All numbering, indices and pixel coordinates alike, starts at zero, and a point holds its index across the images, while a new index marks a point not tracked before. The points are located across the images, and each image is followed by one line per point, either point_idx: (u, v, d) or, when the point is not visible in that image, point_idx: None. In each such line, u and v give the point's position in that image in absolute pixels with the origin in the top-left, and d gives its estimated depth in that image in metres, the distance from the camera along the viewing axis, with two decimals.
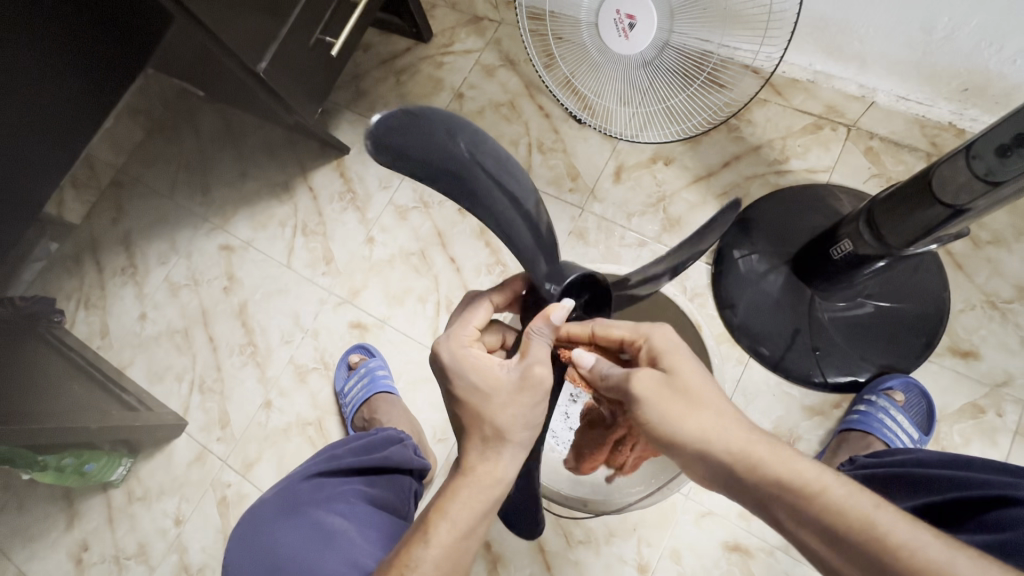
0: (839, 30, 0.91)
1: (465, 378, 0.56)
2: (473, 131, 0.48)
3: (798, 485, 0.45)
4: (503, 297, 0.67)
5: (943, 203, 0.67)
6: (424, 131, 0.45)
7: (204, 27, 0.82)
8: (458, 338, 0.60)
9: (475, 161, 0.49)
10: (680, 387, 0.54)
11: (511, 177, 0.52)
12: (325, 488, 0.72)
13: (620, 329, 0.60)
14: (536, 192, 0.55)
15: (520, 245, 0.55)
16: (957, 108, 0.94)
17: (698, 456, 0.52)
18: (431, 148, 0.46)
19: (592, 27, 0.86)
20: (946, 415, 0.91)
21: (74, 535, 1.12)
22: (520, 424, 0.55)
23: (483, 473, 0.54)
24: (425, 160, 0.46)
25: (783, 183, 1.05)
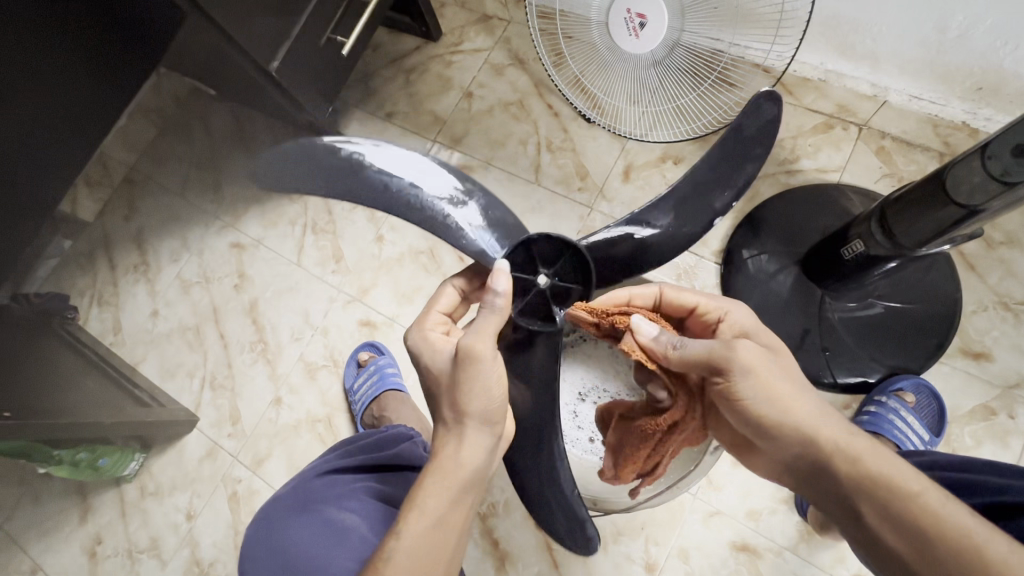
0: (852, 29, 0.91)
1: (424, 361, 0.61)
2: (353, 142, 0.62)
3: (897, 485, 0.46)
4: (465, 280, 0.71)
5: (956, 203, 0.67)
6: (304, 156, 0.62)
7: (218, 27, 0.83)
8: (424, 321, 0.65)
9: (360, 166, 0.62)
10: (776, 371, 0.56)
11: (406, 166, 0.63)
12: (337, 485, 0.72)
13: (693, 297, 0.66)
14: (448, 174, 0.64)
15: (432, 225, 0.64)
16: (970, 107, 0.93)
17: (797, 436, 0.53)
18: (314, 168, 0.62)
19: (602, 25, 0.86)
20: (958, 417, 0.90)
21: (88, 529, 1.13)
22: (476, 402, 0.56)
23: (448, 459, 0.55)
24: (306, 178, 0.63)
25: (794, 183, 1.04)
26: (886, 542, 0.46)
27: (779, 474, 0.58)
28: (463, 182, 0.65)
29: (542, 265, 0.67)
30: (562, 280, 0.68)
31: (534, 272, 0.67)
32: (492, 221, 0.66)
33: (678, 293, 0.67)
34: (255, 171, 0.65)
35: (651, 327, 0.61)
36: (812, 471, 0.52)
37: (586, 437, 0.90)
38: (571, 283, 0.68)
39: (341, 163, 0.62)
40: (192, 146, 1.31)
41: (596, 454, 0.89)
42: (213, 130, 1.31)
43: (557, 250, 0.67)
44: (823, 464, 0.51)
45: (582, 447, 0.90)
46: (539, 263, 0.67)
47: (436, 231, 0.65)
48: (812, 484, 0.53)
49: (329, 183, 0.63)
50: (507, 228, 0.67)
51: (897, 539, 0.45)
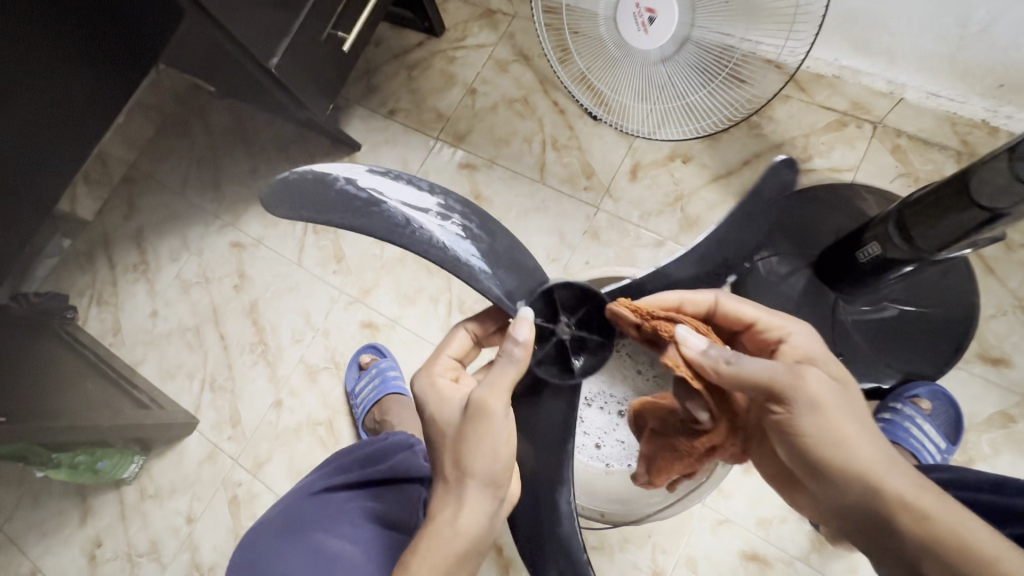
0: (868, 24, 0.88)
1: (428, 407, 0.58)
2: (375, 177, 0.58)
3: (969, 550, 0.44)
4: (479, 324, 0.68)
5: (980, 206, 0.65)
6: (320, 184, 0.57)
7: (217, 22, 0.81)
8: (436, 363, 0.63)
9: (380, 199, 0.57)
10: (846, 413, 0.51)
11: (429, 204, 0.59)
12: (329, 508, 0.71)
13: (753, 311, 0.61)
14: (473, 215, 0.62)
15: (454, 265, 0.58)
16: (991, 105, 0.91)
17: (861, 482, 0.49)
18: (328, 197, 0.56)
19: (610, 21, 0.84)
20: (975, 425, 0.88)
21: (87, 532, 1.12)
22: (481, 464, 0.53)
23: (443, 527, 0.53)
24: (319, 205, 0.56)
25: (806, 182, 1.02)
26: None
27: (824, 516, 0.54)
28: (487, 225, 0.62)
29: (563, 312, 0.65)
30: (583, 329, 0.66)
31: (554, 319, 0.65)
32: (514, 265, 0.63)
33: (736, 305, 0.62)
34: (263, 193, 0.56)
35: (701, 339, 0.54)
36: (867, 520, 0.49)
37: (591, 443, 0.88)
38: (590, 332, 0.66)
39: (356, 195, 0.57)
40: (192, 144, 1.29)
41: (601, 461, 0.87)
42: (212, 127, 1.29)
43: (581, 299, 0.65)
44: (886, 516, 0.48)
45: (587, 454, 0.88)
46: (561, 311, 0.65)
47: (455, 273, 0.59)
48: (865, 534, 0.50)
49: (340, 213, 0.56)
50: (529, 275, 0.63)
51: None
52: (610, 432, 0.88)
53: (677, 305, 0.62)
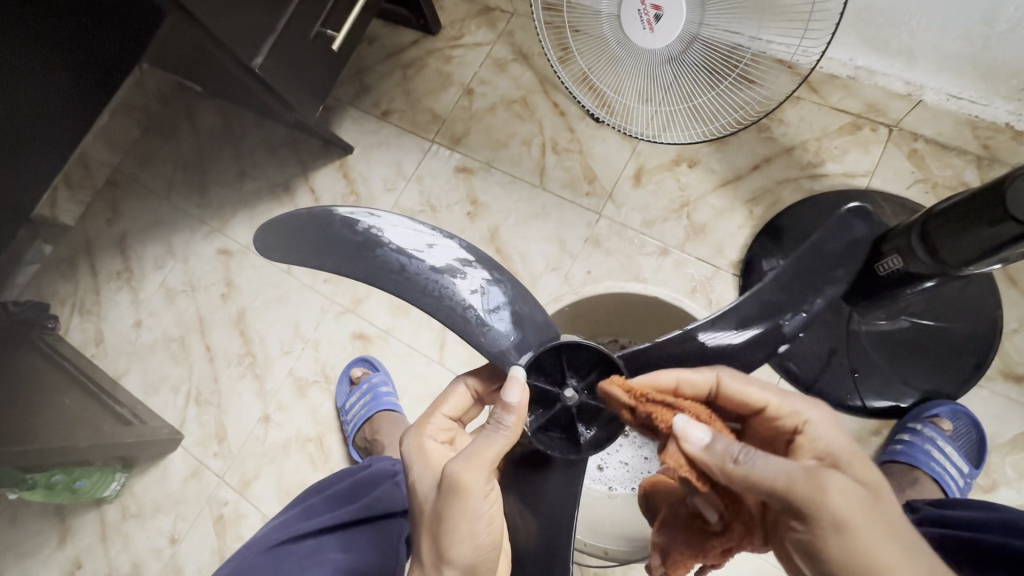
0: (888, 22, 0.83)
1: (414, 476, 0.55)
2: (372, 219, 0.57)
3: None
4: (481, 379, 0.62)
5: (1015, 221, 0.60)
6: (319, 226, 0.58)
7: (195, 20, 0.76)
8: (426, 425, 0.59)
9: (375, 244, 0.57)
10: (883, 524, 0.42)
11: (426, 248, 0.57)
12: (293, 560, 0.65)
13: (762, 393, 0.51)
14: (473, 260, 0.59)
15: (446, 316, 0.58)
16: (1017, 109, 0.85)
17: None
18: (326, 240, 0.57)
19: (614, 19, 0.78)
20: (997, 446, 0.83)
21: (67, 552, 1.08)
22: (462, 549, 0.50)
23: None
24: (318, 250, 0.58)
25: (818, 189, 0.97)
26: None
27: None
28: (488, 271, 0.59)
29: (571, 374, 0.59)
30: (592, 396, 0.59)
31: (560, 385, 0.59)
32: (516, 316, 0.59)
33: (742, 388, 0.52)
34: (264, 233, 0.60)
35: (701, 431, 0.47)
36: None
37: (594, 464, 0.85)
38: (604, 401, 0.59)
39: (355, 236, 0.57)
40: (178, 146, 1.24)
41: (603, 483, 0.83)
42: (199, 129, 1.24)
43: (588, 361, 0.59)
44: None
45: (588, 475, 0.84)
46: (569, 372, 0.59)
47: (448, 322, 0.58)
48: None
49: (339, 257, 0.57)
50: (535, 326, 0.60)
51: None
52: (612, 453, 0.85)
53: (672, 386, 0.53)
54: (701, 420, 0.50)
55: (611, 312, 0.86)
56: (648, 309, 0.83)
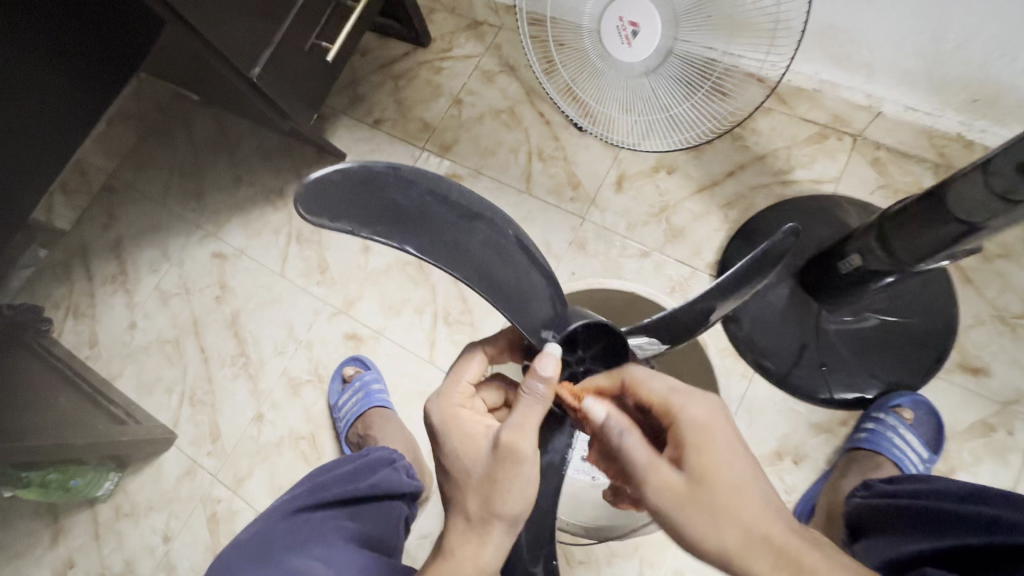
0: (848, 39, 0.89)
1: (451, 443, 0.57)
2: (427, 183, 0.50)
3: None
4: (495, 348, 0.67)
5: (957, 220, 0.65)
6: (366, 188, 0.48)
7: (194, 30, 0.79)
8: (450, 396, 0.61)
9: (428, 215, 0.50)
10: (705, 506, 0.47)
11: (480, 222, 0.53)
12: (306, 529, 0.67)
13: (658, 386, 0.55)
14: (521, 238, 0.55)
15: (496, 297, 0.54)
16: (967, 119, 0.91)
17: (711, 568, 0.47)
18: (375, 206, 0.48)
19: (595, 34, 0.84)
20: (956, 434, 0.89)
21: (59, 552, 1.09)
22: (508, 505, 0.53)
23: (464, 566, 0.53)
24: (367, 215, 0.48)
25: (789, 194, 1.03)
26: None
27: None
28: (534, 251, 0.56)
29: (578, 348, 0.59)
30: (595, 363, 0.60)
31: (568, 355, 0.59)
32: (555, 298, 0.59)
33: (643, 376, 0.56)
34: (297, 188, 0.45)
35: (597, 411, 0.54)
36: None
37: (579, 453, 0.89)
38: (603, 368, 0.60)
39: (407, 203, 0.49)
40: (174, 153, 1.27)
41: (588, 473, 0.87)
42: (195, 137, 1.27)
43: (592, 337, 0.58)
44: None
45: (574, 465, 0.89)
46: (575, 347, 0.59)
47: (497, 305, 0.55)
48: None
49: (391, 226, 0.49)
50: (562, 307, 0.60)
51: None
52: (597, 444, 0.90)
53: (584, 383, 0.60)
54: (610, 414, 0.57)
55: (595, 309, 0.91)
56: (629, 306, 0.88)
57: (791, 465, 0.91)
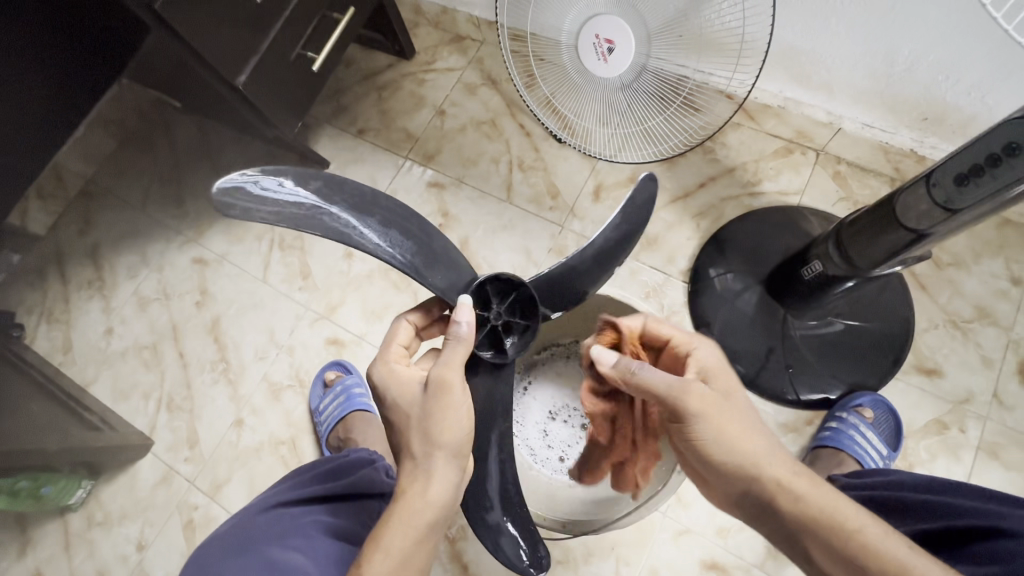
0: (808, 60, 0.95)
1: (392, 395, 0.60)
2: (323, 179, 0.60)
3: (844, 527, 0.48)
4: (420, 316, 0.71)
5: (906, 228, 0.70)
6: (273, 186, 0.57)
7: (180, 38, 0.80)
8: (389, 354, 0.64)
9: (328, 202, 0.60)
10: (733, 424, 0.56)
11: (373, 205, 0.63)
12: (283, 520, 0.69)
13: (669, 330, 0.66)
14: (409, 214, 0.66)
15: (399, 264, 0.64)
16: (918, 136, 0.98)
17: (740, 471, 0.55)
18: (284, 200, 0.57)
19: (572, 49, 0.88)
20: (913, 432, 0.94)
21: (27, 563, 1.07)
22: (446, 437, 0.57)
23: (410, 502, 0.55)
24: (277, 208, 0.57)
25: (757, 205, 1.08)
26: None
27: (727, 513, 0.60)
28: (422, 222, 0.67)
29: (494, 301, 0.68)
30: (511, 314, 0.69)
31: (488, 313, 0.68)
32: (451, 259, 0.67)
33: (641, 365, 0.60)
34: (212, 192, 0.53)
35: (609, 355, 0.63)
36: (752, 508, 0.55)
37: (556, 456, 0.92)
38: (519, 318, 0.69)
39: (308, 197, 0.59)
40: (154, 158, 1.27)
41: (565, 474, 0.89)
42: (176, 143, 1.27)
43: (503, 288, 0.68)
44: (766, 501, 0.53)
45: (552, 467, 0.91)
46: (491, 300, 0.68)
47: (401, 270, 0.64)
48: (752, 515, 0.55)
49: (301, 219, 0.58)
50: (457, 267, 0.68)
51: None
52: (573, 446, 0.92)
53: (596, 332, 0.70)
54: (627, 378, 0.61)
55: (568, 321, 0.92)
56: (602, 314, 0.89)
57: None
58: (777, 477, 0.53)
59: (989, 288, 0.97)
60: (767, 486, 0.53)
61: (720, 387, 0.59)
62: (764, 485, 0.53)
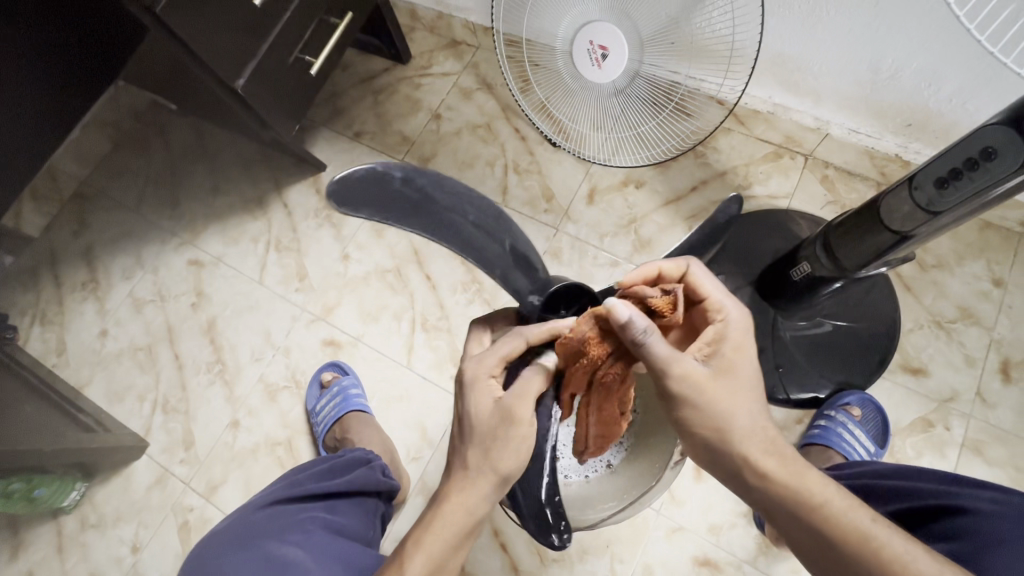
0: (796, 67, 0.98)
1: (476, 408, 0.59)
2: (427, 180, 0.78)
3: (808, 501, 0.53)
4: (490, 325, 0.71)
5: (891, 230, 0.72)
6: (386, 186, 0.78)
7: (182, 43, 0.81)
8: (484, 361, 0.61)
9: (427, 201, 0.77)
10: (716, 402, 0.57)
11: (463, 208, 0.77)
12: (282, 517, 0.69)
13: (712, 289, 0.62)
14: (503, 226, 0.77)
15: (485, 264, 0.77)
16: (902, 141, 1.00)
17: (717, 445, 0.58)
18: (392, 199, 0.78)
19: (567, 55, 0.90)
20: (899, 429, 0.96)
21: (20, 566, 1.06)
22: (508, 462, 0.58)
23: (454, 508, 0.56)
24: (384, 207, 0.79)
25: (747, 208, 1.11)
26: (794, 541, 0.54)
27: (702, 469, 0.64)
28: (513, 237, 0.77)
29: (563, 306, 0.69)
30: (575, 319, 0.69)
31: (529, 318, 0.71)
32: (539, 275, 0.75)
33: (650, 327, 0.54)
34: (328, 189, 0.80)
35: (627, 311, 0.53)
36: (726, 475, 0.59)
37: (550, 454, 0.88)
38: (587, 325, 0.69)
39: (409, 196, 0.78)
40: (151, 161, 1.28)
41: (559, 473, 0.87)
42: (173, 145, 1.28)
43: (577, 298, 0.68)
44: (740, 471, 0.57)
45: None
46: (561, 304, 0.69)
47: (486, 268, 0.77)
48: (726, 481, 0.59)
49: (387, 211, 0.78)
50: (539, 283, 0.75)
51: (808, 539, 0.52)
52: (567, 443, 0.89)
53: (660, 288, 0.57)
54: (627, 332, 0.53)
55: None
56: None
57: None
58: (753, 451, 0.56)
59: (971, 290, 1.00)
60: (741, 459, 0.57)
61: (716, 365, 0.58)
62: (740, 458, 0.57)
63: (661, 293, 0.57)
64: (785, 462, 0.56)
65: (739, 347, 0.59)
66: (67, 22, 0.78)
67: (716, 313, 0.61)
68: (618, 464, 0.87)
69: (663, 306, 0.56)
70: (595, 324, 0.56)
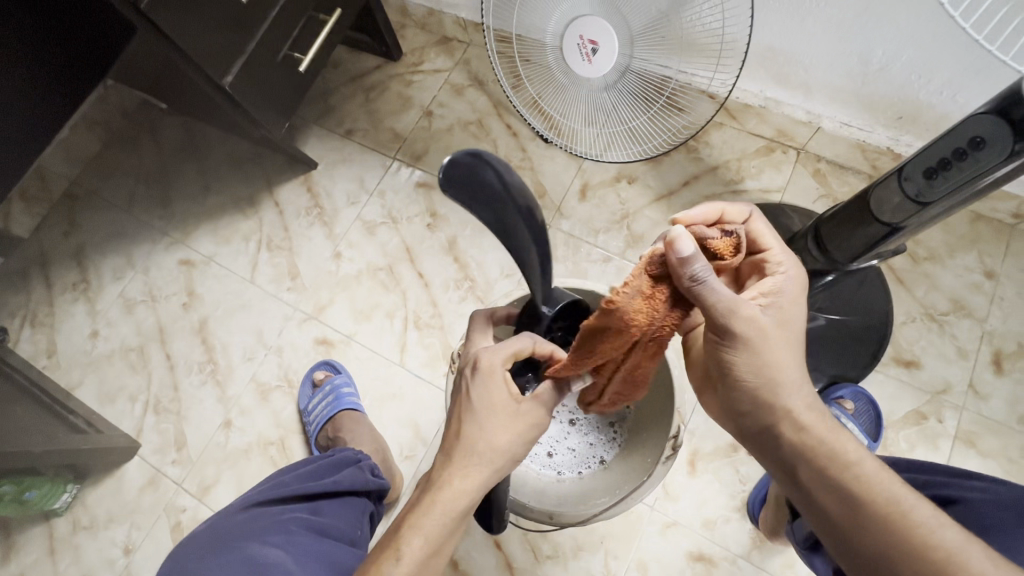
0: (787, 60, 0.97)
1: (484, 394, 0.57)
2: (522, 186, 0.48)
3: (840, 458, 0.51)
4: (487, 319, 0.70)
5: (881, 222, 0.72)
6: (481, 176, 0.47)
7: (170, 41, 0.81)
8: (499, 352, 0.58)
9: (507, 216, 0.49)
10: (770, 351, 0.53)
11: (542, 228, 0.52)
12: (264, 518, 0.68)
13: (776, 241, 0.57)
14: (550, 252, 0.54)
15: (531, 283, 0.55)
16: (894, 134, 1.00)
17: (762, 394, 0.54)
18: (483, 194, 0.47)
19: (557, 50, 0.90)
20: (892, 422, 0.96)
21: (11, 569, 1.06)
22: (505, 446, 0.57)
23: (451, 495, 0.55)
24: (471, 201, 0.47)
25: (740, 203, 1.10)
26: (812, 497, 0.52)
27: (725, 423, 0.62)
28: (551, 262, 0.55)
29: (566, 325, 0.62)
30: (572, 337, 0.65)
31: (537, 327, 0.60)
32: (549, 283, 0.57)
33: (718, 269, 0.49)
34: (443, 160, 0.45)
35: (692, 244, 0.46)
36: (758, 427, 0.56)
37: (544, 451, 0.89)
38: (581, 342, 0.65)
39: (503, 199, 0.48)
40: (140, 161, 1.27)
41: (553, 469, 0.88)
42: (163, 145, 1.27)
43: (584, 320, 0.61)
44: (775, 423, 0.55)
45: (540, 462, 0.89)
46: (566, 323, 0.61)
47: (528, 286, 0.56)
48: (757, 436, 0.57)
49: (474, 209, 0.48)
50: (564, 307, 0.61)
51: (833, 500, 0.50)
52: (561, 440, 0.90)
53: (720, 230, 0.51)
54: (694, 276, 0.47)
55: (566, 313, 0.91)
56: None
57: (745, 456, 0.96)
58: (796, 402, 0.54)
59: (963, 282, 1.00)
60: (784, 411, 0.54)
61: (776, 315, 0.54)
62: (780, 412, 0.54)
63: (722, 233, 0.50)
64: (821, 422, 0.53)
65: (798, 298, 0.56)
66: (53, 17, 0.77)
67: (772, 267, 0.57)
68: (610, 459, 0.87)
69: (724, 248, 0.50)
70: (648, 275, 0.48)
